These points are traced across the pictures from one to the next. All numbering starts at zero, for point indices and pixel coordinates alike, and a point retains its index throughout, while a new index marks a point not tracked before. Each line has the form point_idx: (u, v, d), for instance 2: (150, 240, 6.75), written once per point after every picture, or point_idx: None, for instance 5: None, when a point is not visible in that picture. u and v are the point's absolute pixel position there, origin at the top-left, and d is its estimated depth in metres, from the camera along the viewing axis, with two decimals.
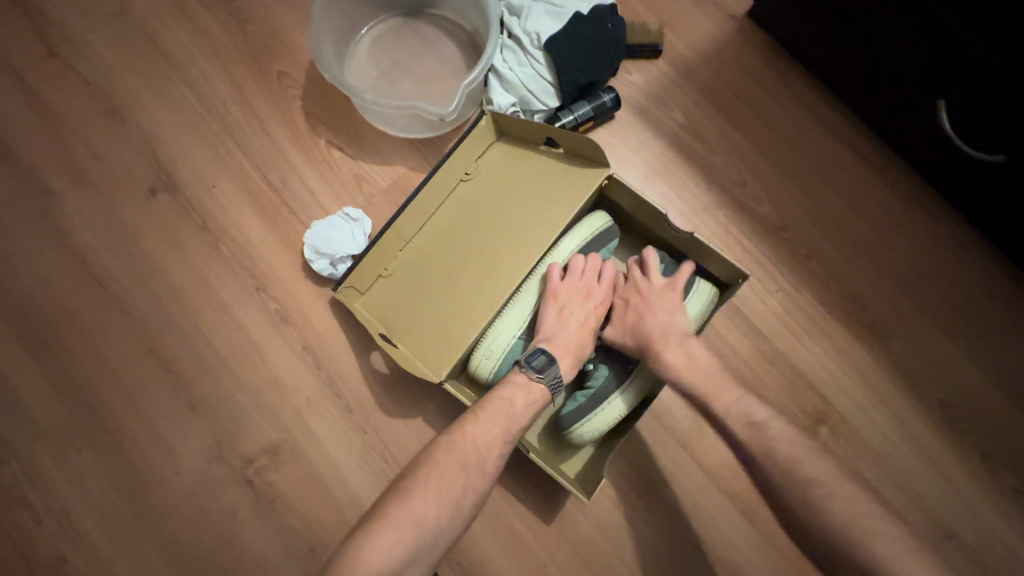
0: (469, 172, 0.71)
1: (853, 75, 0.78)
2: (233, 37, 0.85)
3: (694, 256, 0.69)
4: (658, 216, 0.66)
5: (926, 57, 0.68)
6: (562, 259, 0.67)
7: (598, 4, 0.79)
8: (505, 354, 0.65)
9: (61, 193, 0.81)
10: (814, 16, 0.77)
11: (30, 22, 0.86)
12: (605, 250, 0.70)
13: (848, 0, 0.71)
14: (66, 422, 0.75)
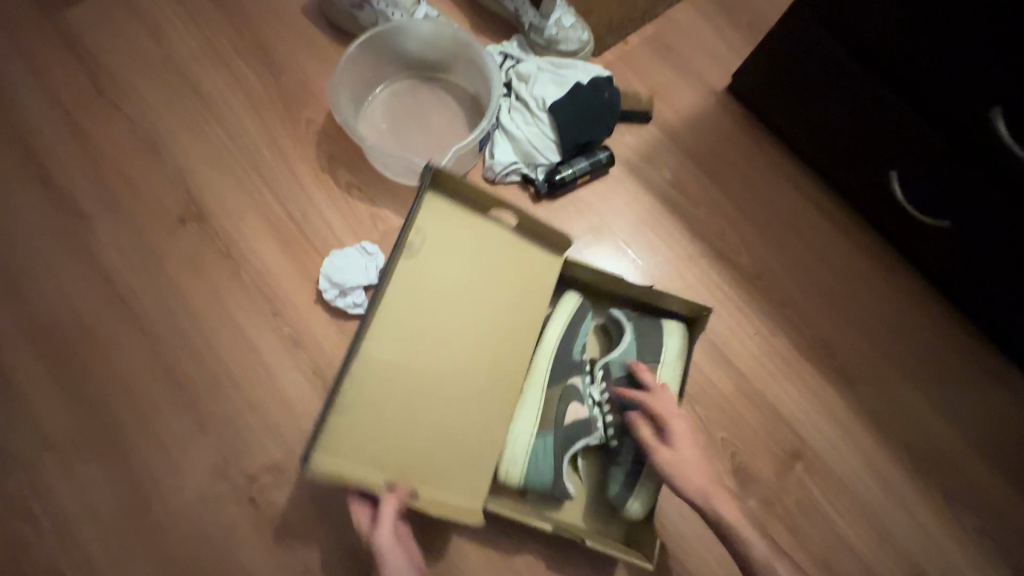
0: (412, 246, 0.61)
1: (819, 145, 0.89)
2: (266, 86, 0.94)
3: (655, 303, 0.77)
4: (615, 281, 0.75)
5: (877, 135, 0.79)
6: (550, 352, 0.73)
7: (597, 75, 0.90)
8: (528, 456, 0.69)
9: (93, 218, 0.86)
10: (785, 93, 0.88)
11: (80, 64, 0.94)
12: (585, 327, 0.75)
13: (811, 83, 0.82)
14: (77, 434, 0.77)
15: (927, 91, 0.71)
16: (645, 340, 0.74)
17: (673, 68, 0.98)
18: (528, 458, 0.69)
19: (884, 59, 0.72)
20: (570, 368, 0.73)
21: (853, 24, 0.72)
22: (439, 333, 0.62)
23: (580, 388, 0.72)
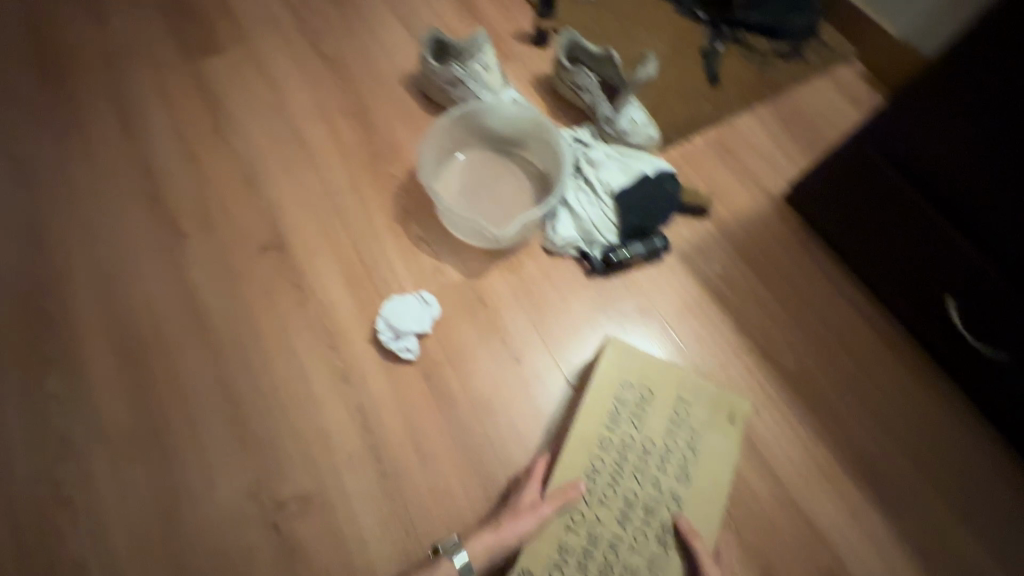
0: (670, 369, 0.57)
1: (873, 262, 0.91)
2: (360, 141, 1.04)
3: (698, 389, 0.76)
4: (655, 362, 0.77)
5: (933, 263, 0.81)
6: (589, 429, 0.73)
7: (662, 170, 0.96)
8: (555, 539, 0.67)
9: (188, 235, 0.96)
10: (841, 207, 0.92)
11: (206, 104, 1.08)
12: (625, 404, 0.74)
13: (867, 206, 0.87)
14: (130, 433, 0.82)
15: (983, 219, 0.73)
16: (700, 429, 0.74)
17: (732, 170, 1.04)
18: (555, 542, 0.67)
19: (941, 184, 0.75)
20: (605, 448, 0.72)
21: (913, 150, 0.76)
22: None
23: (613, 470, 0.71)
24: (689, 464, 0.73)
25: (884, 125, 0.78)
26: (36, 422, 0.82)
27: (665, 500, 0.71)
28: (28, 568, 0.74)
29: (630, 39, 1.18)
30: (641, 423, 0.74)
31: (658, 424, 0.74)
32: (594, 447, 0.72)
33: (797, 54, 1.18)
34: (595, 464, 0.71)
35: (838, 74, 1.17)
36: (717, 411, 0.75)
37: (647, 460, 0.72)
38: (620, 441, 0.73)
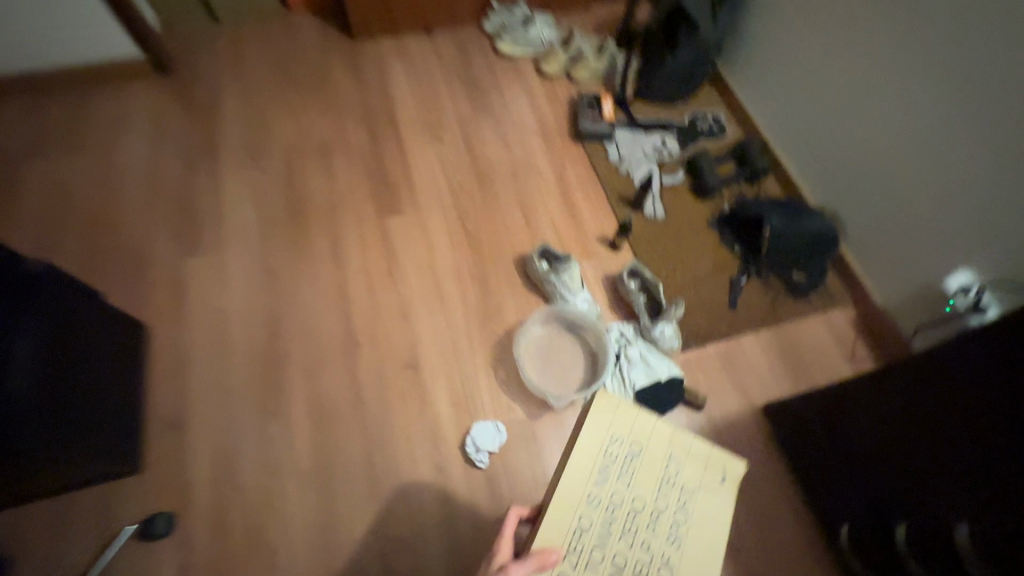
0: None
1: (817, 467, 1.28)
2: (478, 302, 1.56)
3: (686, 449, 0.86)
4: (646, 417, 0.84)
5: (869, 483, 1.14)
6: (577, 484, 0.80)
7: (673, 376, 1.41)
8: None
9: (361, 344, 1.48)
10: (807, 451, 1.30)
11: (385, 250, 1.63)
12: (612, 464, 0.82)
13: (851, 419, 1.18)
14: (309, 469, 1.32)
15: (879, 459, 1.11)
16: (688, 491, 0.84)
17: (730, 380, 1.45)
18: None
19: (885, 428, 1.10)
20: (592, 505, 0.80)
21: (855, 401, 1.18)
22: None
23: (601, 527, 0.80)
24: (678, 526, 0.82)
25: (843, 388, 1.21)
26: (257, 446, 1.33)
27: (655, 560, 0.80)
28: (241, 539, 1.24)
29: (680, 256, 1.63)
30: (633, 480, 0.82)
31: (649, 482, 0.83)
32: (584, 505, 0.80)
33: (803, 296, 1.58)
34: (584, 521, 0.80)
35: (831, 316, 1.56)
36: (707, 473, 0.85)
37: (637, 519, 0.82)
38: (609, 500, 0.81)
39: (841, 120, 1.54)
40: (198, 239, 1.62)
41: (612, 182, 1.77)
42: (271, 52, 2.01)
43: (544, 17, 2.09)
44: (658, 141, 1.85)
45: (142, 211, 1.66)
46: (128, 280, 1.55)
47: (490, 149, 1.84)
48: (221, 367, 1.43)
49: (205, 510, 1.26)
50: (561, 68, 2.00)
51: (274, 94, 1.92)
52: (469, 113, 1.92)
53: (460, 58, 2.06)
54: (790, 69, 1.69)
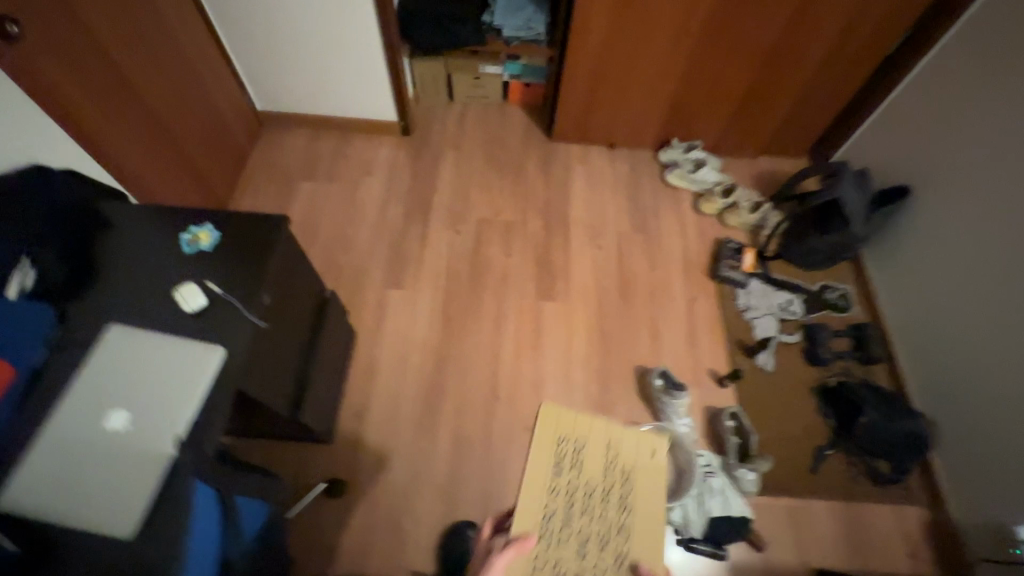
0: None
1: None
2: (597, 395, 1.89)
3: (620, 430, 1.06)
4: (596, 421, 1.04)
5: None
6: (542, 481, 0.99)
7: (744, 515, 1.65)
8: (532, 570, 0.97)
9: (499, 399, 1.87)
10: None
11: (534, 327, 2.02)
12: (563, 460, 1.00)
13: None
14: (441, 485, 1.72)
15: None
16: (629, 471, 1.04)
17: (792, 536, 1.68)
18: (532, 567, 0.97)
19: None
20: (549, 491, 0.99)
21: None
22: None
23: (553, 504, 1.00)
24: (627, 501, 1.02)
25: None
26: (410, 453, 1.76)
27: (612, 530, 1.01)
28: (383, 520, 1.66)
29: (777, 410, 1.87)
30: (583, 469, 1.01)
31: (595, 469, 1.01)
32: (546, 495, 0.99)
33: (881, 483, 1.76)
34: (549, 509, 0.99)
35: (903, 510, 1.74)
36: (641, 452, 1.05)
37: (594, 498, 1.01)
38: (565, 492, 1.00)
39: (969, 336, 1.72)
40: (401, 277, 2.10)
41: (734, 326, 2.05)
42: (484, 134, 2.51)
43: (713, 160, 2.40)
44: (785, 298, 2.10)
45: (367, 243, 2.18)
46: (347, 295, 2.05)
47: (637, 266, 2.18)
48: (398, 384, 1.88)
49: (364, 490, 1.70)
50: (716, 210, 2.30)
51: (479, 171, 2.39)
52: (627, 228, 2.27)
53: (631, 177, 2.43)
54: (913, 256, 1.94)
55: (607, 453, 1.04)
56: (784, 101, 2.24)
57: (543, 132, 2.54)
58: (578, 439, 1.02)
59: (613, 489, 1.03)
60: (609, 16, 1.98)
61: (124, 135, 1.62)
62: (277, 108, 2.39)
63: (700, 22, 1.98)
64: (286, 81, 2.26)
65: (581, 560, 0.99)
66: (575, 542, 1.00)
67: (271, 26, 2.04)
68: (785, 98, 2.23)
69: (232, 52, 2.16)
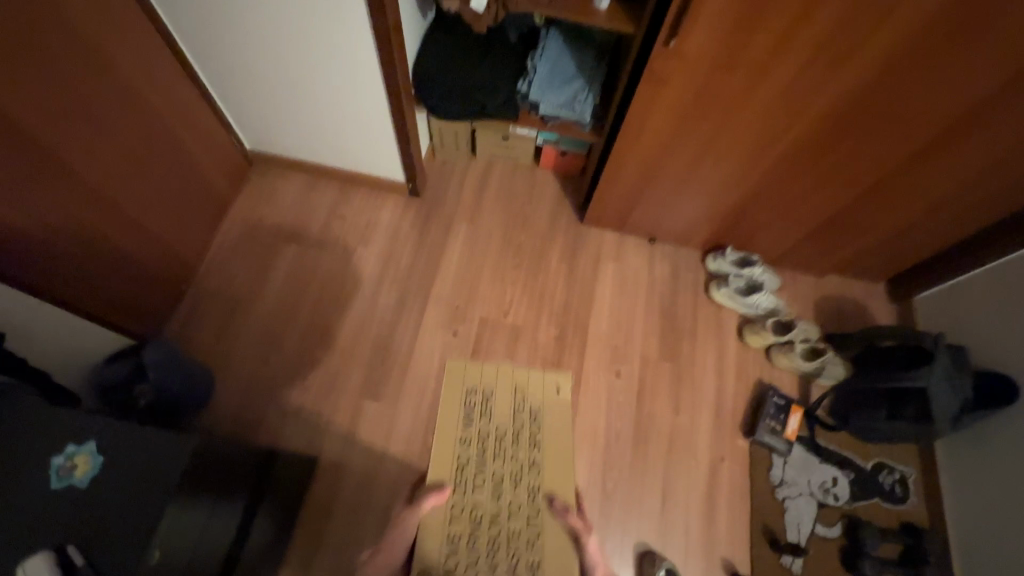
0: (471, 392, 1.09)
1: None
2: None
3: (539, 374, 1.13)
4: (518, 372, 1.12)
5: None
6: (472, 428, 1.05)
7: None
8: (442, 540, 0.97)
9: None
10: None
11: None
12: (482, 402, 1.08)
13: None
14: None
15: None
16: (539, 409, 1.10)
17: None
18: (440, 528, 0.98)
19: None
20: (463, 435, 1.04)
21: None
22: (425, 431, 1.10)
23: (460, 448, 1.04)
24: (537, 435, 1.07)
25: None
26: None
27: (524, 477, 1.04)
28: None
29: None
30: (493, 415, 1.07)
31: (505, 409, 1.08)
32: (457, 447, 1.04)
33: None
34: (467, 459, 1.04)
35: None
36: (547, 392, 1.11)
37: (506, 445, 1.05)
38: (479, 435, 1.05)
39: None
40: (383, 384, 1.82)
41: (763, 504, 1.71)
42: (505, 205, 2.14)
43: (771, 279, 2.00)
44: (829, 477, 1.76)
45: (350, 333, 1.88)
46: (317, 400, 1.78)
47: (660, 404, 1.84)
48: (358, 524, 1.64)
49: None
50: (763, 343, 1.92)
51: (492, 254, 2.04)
52: (655, 353, 1.92)
53: (671, 282, 2.04)
54: (1011, 468, 1.52)
55: (515, 405, 1.09)
56: (872, 234, 1.81)
57: (574, 211, 2.16)
58: (484, 392, 1.09)
59: (524, 428, 1.08)
60: (672, 120, 1.52)
61: (51, 211, 1.31)
62: (268, 146, 2.05)
63: (790, 138, 1.51)
64: (277, 121, 1.90)
65: (499, 504, 1.01)
66: (490, 486, 1.03)
67: (257, 64, 1.68)
68: (876, 232, 1.80)
69: (209, 82, 1.79)
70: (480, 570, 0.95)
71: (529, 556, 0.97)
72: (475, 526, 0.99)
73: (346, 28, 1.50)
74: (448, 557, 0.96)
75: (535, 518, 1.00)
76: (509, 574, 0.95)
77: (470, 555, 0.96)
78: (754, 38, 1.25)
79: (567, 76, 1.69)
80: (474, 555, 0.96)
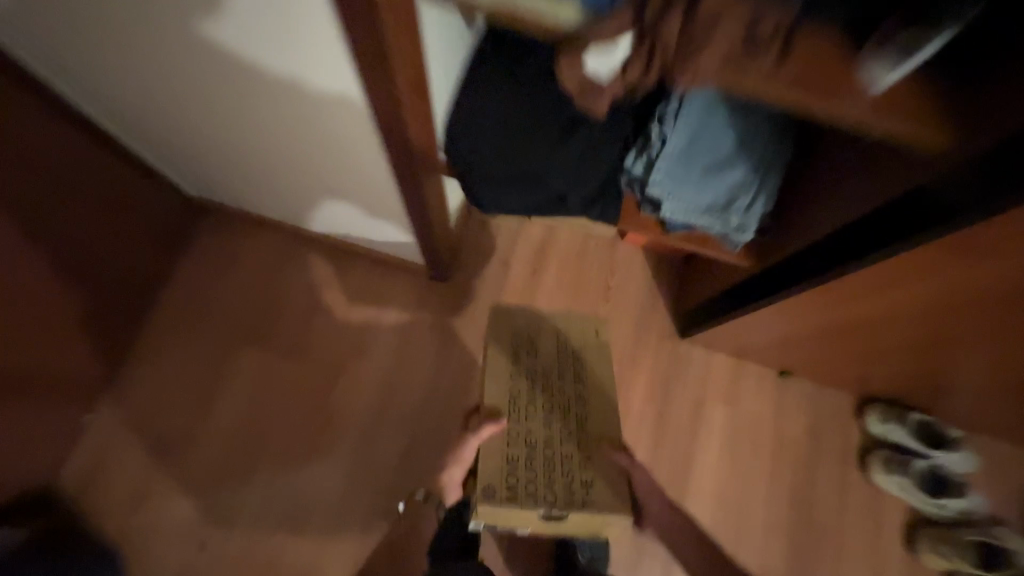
0: (518, 339, 1.07)
1: None
2: None
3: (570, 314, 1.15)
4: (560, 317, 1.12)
5: None
6: (519, 362, 1.05)
7: None
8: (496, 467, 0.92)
9: None
10: None
11: None
12: (532, 342, 1.08)
13: None
14: None
15: None
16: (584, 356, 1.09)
17: None
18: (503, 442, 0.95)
19: None
20: (518, 383, 1.03)
21: None
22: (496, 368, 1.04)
23: (519, 393, 1.02)
24: (583, 382, 1.05)
25: None
26: None
27: (576, 403, 1.03)
28: None
29: None
30: (538, 356, 1.07)
31: (550, 355, 1.07)
32: (512, 384, 1.03)
33: None
34: (517, 394, 1.01)
35: None
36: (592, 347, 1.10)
37: (553, 379, 1.04)
38: (529, 376, 1.04)
39: None
40: None
41: None
42: (571, 300, 1.45)
43: (967, 465, 1.31)
44: None
45: (331, 501, 1.28)
46: None
47: None
48: None
49: None
50: (943, 565, 1.27)
51: None
52: (778, 560, 1.30)
53: (808, 444, 1.38)
54: None
55: (559, 343, 1.09)
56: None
57: (672, 318, 1.45)
58: (529, 332, 1.09)
59: (571, 370, 1.06)
60: (894, 299, 0.96)
61: None
62: (215, 188, 1.38)
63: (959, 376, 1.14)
64: (223, 168, 1.23)
65: (551, 433, 0.97)
66: (541, 421, 0.99)
67: (175, 99, 0.98)
68: None
69: (98, 112, 1.10)
70: (536, 484, 0.92)
71: (571, 480, 0.93)
72: (544, 446, 0.96)
73: (303, 57, 0.77)
74: (506, 473, 0.92)
75: (584, 458, 0.96)
76: (560, 493, 0.91)
77: (529, 464, 0.93)
78: (921, 303, 0.93)
79: (720, 159, 0.93)
80: (531, 472, 0.93)
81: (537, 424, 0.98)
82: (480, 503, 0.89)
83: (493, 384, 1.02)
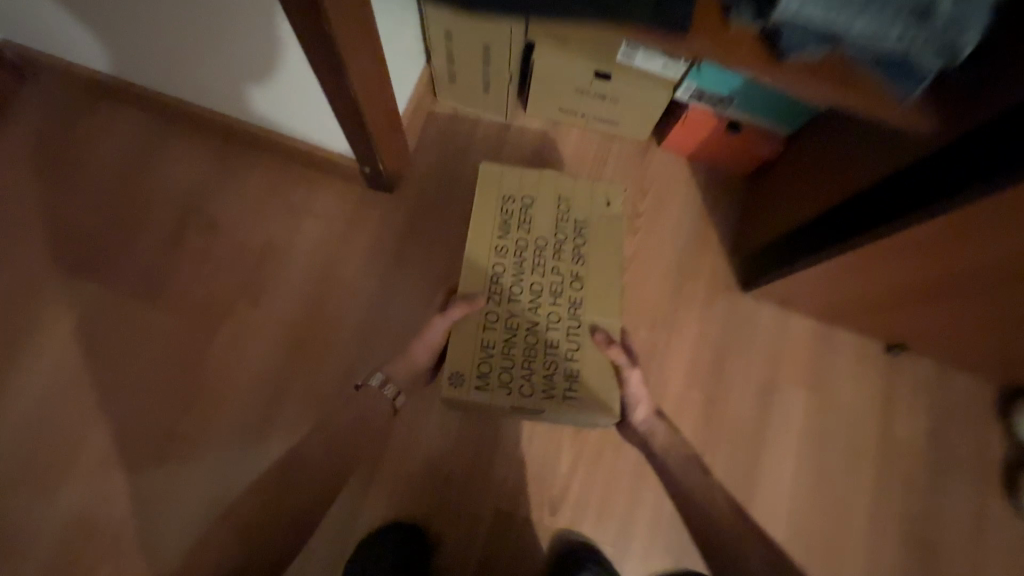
0: (508, 192, 0.81)
1: None
2: None
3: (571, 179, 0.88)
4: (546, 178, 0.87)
5: None
6: (505, 230, 0.78)
7: None
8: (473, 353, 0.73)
9: None
10: None
11: None
12: (523, 200, 0.80)
13: None
14: None
15: None
16: (587, 223, 0.81)
17: None
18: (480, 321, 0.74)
19: None
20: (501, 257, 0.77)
21: None
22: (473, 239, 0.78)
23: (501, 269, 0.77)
24: (583, 264, 0.79)
25: None
26: None
27: (572, 282, 0.78)
28: None
29: None
30: (531, 223, 0.79)
31: (546, 219, 0.80)
32: (494, 254, 0.77)
33: None
34: (499, 267, 0.77)
35: None
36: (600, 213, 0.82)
37: (545, 252, 0.78)
38: (516, 245, 0.78)
39: None
40: None
41: None
42: None
43: None
44: None
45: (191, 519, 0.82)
46: None
47: None
48: None
49: None
50: None
51: None
52: None
53: (924, 454, 0.92)
54: None
55: (559, 206, 0.81)
56: None
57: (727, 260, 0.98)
58: (524, 191, 0.81)
59: (569, 240, 0.80)
60: (913, 272, 0.72)
61: None
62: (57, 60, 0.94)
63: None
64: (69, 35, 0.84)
65: (536, 317, 0.76)
66: (529, 297, 0.76)
67: None
68: None
69: None
70: (516, 372, 0.73)
71: (558, 368, 0.74)
72: (531, 326, 0.75)
73: None
74: (481, 364, 0.73)
75: (575, 350, 0.74)
76: (548, 378, 0.73)
77: (509, 350, 0.73)
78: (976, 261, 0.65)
79: None
80: (512, 360, 0.73)
81: (521, 303, 0.76)
82: (444, 393, 0.72)
83: (470, 253, 0.77)
